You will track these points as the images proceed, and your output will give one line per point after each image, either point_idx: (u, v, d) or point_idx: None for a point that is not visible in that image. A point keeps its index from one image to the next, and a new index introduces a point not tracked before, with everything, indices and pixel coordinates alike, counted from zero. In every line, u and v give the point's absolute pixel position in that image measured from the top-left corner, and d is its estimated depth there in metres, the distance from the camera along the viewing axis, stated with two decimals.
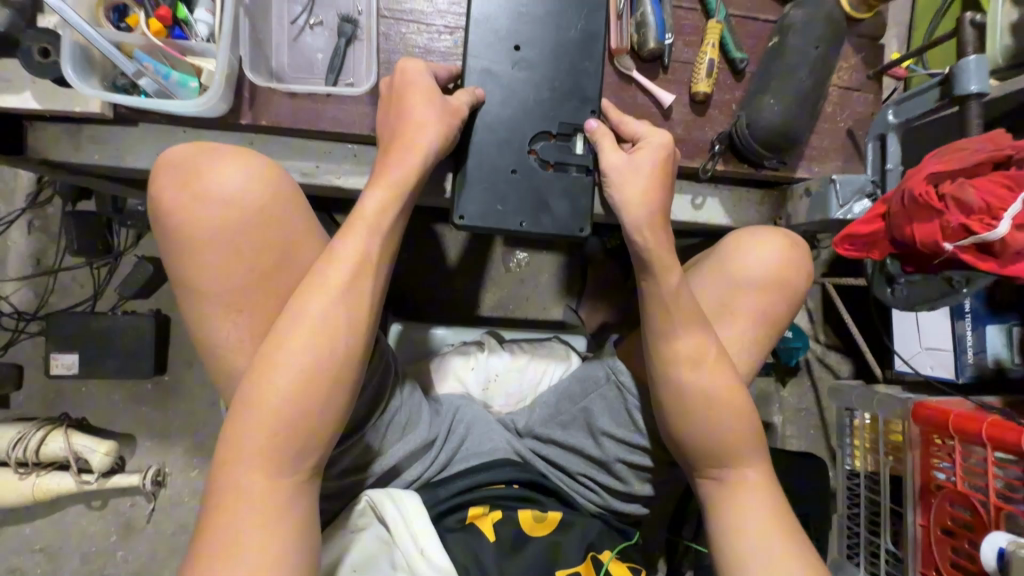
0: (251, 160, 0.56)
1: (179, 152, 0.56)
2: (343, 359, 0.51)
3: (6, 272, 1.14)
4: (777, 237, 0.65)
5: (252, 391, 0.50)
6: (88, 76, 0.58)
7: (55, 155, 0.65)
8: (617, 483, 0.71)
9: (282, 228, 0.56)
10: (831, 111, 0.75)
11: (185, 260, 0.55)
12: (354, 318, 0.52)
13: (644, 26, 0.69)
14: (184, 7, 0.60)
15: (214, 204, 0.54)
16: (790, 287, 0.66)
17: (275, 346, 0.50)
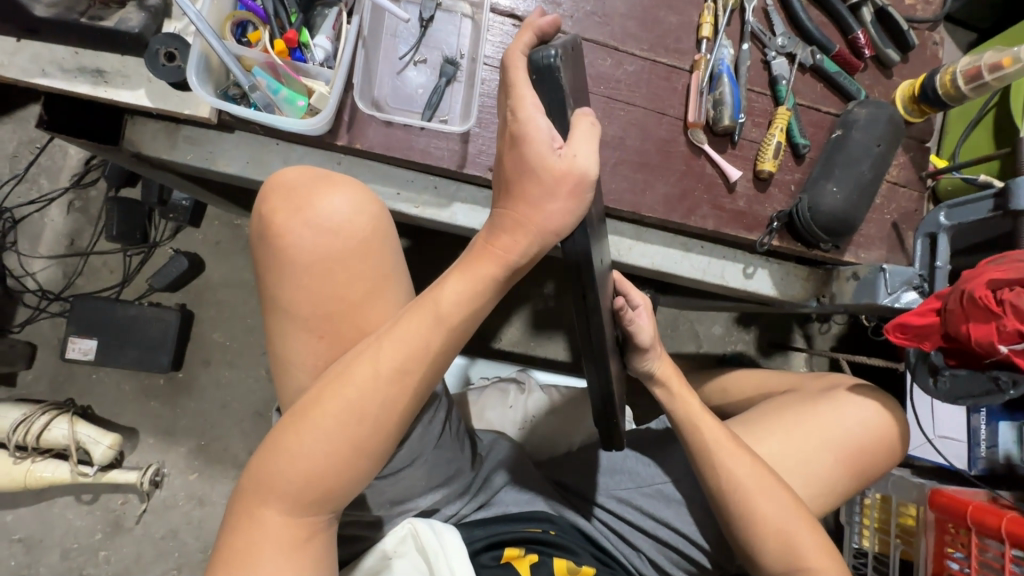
0: (364, 194, 0.55)
1: (295, 174, 0.55)
2: (377, 432, 0.48)
3: (37, 249, 1.13)
4: (877, 402, 0.75)
5: (301, 423, 0.48)
6: (205, 83, 0.60)
7: (149, 151, 0.66)
8: (664, 559, 0.73)
9: (374, 268, 0.54)
10: (879, 204, 0.81)
11: (280, 277, 0.53)
12: (397, 398, 0.48)
13: (721, 103, 0.74)
14: (308, 32, 0.63)
15: (321, 230, 0.53)
16: (889, 446, 0.74)
17: (321, 397, 0.48)
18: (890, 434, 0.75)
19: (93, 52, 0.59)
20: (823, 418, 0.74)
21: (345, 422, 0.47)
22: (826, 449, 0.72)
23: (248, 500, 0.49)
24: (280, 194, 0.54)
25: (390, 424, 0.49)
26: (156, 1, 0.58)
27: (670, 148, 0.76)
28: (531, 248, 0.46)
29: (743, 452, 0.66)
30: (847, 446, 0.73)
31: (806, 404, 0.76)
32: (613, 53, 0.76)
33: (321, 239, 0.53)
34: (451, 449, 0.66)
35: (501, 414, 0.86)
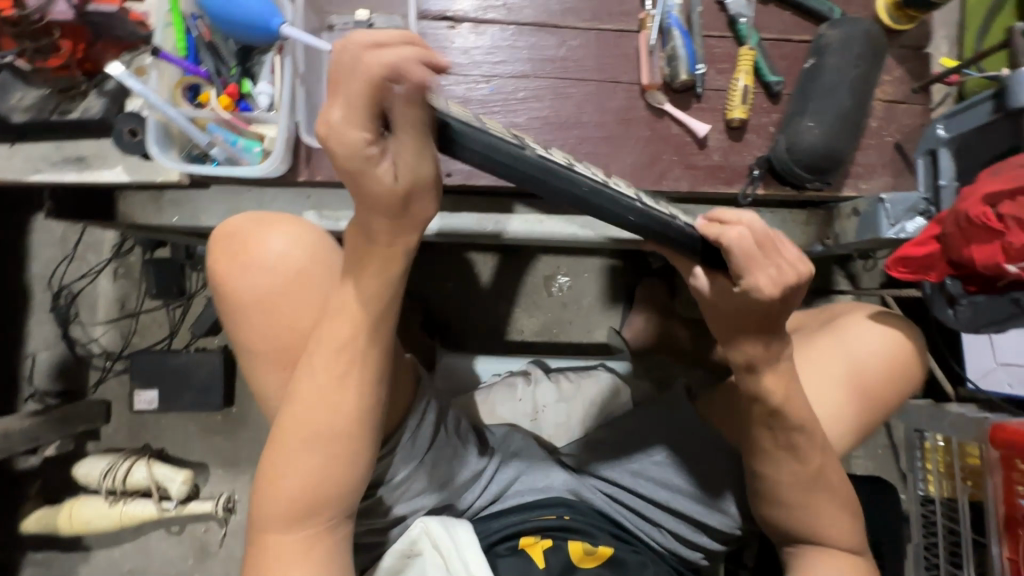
0: (295, 226, 0.59)
1: (236, 223, 0.60)
2: (338, 438, 0.52)
3: (96, 316, 1.26)
4: (887, 328, 0.70)
5: (280, 444, 0.53)
6: (168, 149, 0.65)
7: (143, 219, 0.72)
8: (684, 528, 0.72)
9: (314, 291, 0.57)
10: (875, 127, 0.74)
11: (237, 324, 0.58)
12: (345, 399, 0.52)
13: (675, 59, 0.71)
14: (249, 82, 0.67)
15: (260, 271, 0.57)
16: (904, 375, 0.69)
17: (287, 420, 0.53)
18: (903, 361, 0.70)
19: (73, 142, 0.65)
20: (830, 357, 0.69)
21: (315, 434, 0.52)
22: (836, 389, 0.67)
23: (256, 521, 0.54)
24: (223, 247, 0.59)
25: (347, 427, 0.52)
26: (113, 85, 0.64)
27: (630, 114, 0.73)
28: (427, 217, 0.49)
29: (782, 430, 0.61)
30: (858, 383, 0.68)
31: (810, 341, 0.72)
32: (555, 29, 0.73)
33: (261, 279, 0.57)
34: (449, 446, 0.68)
35: (512, 407, 0.85)
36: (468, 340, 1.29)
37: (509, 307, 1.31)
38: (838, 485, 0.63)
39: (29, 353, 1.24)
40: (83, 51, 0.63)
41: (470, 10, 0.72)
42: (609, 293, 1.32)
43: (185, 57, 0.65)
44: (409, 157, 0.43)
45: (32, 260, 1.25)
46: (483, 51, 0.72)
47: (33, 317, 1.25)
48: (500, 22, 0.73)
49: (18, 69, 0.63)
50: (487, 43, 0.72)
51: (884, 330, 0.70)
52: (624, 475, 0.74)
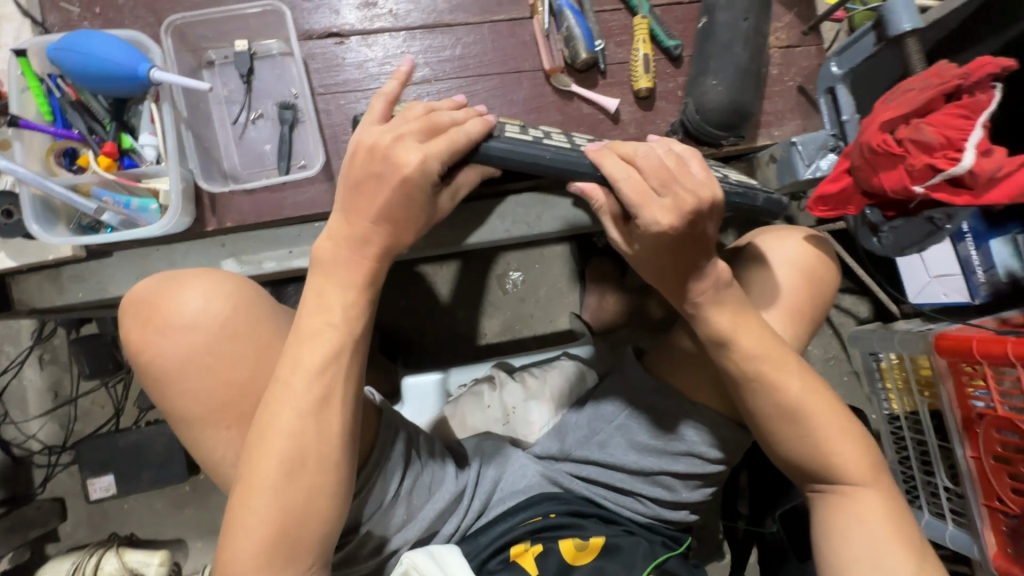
0: (212, 276, 0.56)
1: (143, 286, 0.56)
2: (315, 469, 0.50)
3: (29, 411, 1.17)
4: (793, 237, 0.69)
5: (246, 490, 0.49)
6: (54, 225, 0.61)
7: (41, 302, 0.66)
8: (665, 492, 0.73)
9: (247, 338, 0.55)
10: (777, 74, 0.75)
11: (168, 392, 0.54)
12: (320, 429, 0.51)
13: (572, 39, 0.69)
14: (129, 136, 0.62)
15: (180, 330, 0.53)
16: (822, 280, 0.68)
17: (250, 469, 0.50)
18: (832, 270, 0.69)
19: None
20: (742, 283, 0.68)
21: (287, 470, 0.50)
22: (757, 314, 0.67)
23: None
24: (134, 314, 0.55)
25: (322, 457, 0.50)
26: None
27: (539, 103, 0.72)
28: (409, 206, 0.54)
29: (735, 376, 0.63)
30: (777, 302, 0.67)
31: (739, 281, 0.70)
32: (447, 28, 0.71)
33: (184, 338, 0.53)
34: (425, 471, 0.67)
35: (483, 417, 0.84)
36: (432, 354, 1.26)
37: (466, 313, 1.28)
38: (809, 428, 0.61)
39: None
40: None
41: (356, 23, 0.69)
42: (563, 280, 1.32)
43: (53, 122, 0.60)
44: (441, 153, 0.54)
45: None
46: (377, 62, 0.69)
47: None
48: (390, 30, 0.70)
49: None
50: (379, 54, 0.70)
51: (808, 246, 0.69)
52: (604, 459, 0.73)
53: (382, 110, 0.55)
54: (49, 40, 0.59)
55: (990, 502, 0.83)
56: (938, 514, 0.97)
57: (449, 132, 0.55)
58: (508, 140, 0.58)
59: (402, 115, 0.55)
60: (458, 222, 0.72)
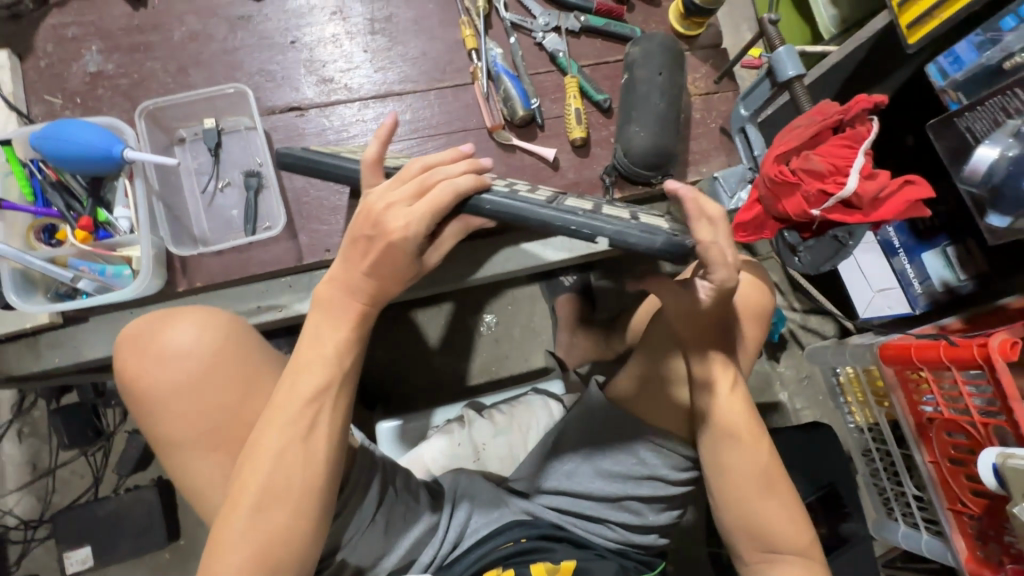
0: (201, 313, 0.63)
1: (138, 324, 0.62)
2: (297, 490, 0.54)
3: (6, 485, 1.16)
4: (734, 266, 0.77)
5: (230, 511, 0.53)
6: (31, 294, 0.65)
7: (19, 369, 0.70)
8: (632, 516, 0.76)
9: (235, 369, 0.61)
10: (700, 118, 0.83)
11: (161, 418, 0.59)
12: (311, 453, 0.55)
13: (509, 99, 0.78)
14: (105, 210, 0.67)
15: (173, 361, 0.59)
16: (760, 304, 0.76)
17: (241, 491, 0.54)
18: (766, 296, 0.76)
19: None
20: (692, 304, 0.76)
21: (271, 492, 0.54)
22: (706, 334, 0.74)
23: None
24: (129, 349, 0.60)
25: (311, 481, 0.55)
26: None
27: (485, 156, 0.79)
28: (403, 265, 0.59)
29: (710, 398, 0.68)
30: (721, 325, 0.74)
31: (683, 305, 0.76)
32: (398, 97, 0.79)
33: (176, 368, 0.59)
34: (400, 505, 0.71)
35: (453, 455, 0.86)
36: (410, 401, 1.28)
37: (443, 357, 1.32)
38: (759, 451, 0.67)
39: None
40: None
41: (315, 97, 0.77)
42: (535, 320, 1.36)
43: (35, 200, 0.66)
44: (422, 215, 0.57)
45: None
46: (335, 130, 0.77)
47: None
48: (345, 102, 0.78)
49: None
50: (337, 123, 0.77)
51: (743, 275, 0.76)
52: (571, 487, 0.76)
53: (374, 172, 0.61)
54: (31, 130, 0.65)
55: (954, 506, 0.85)
56: (913, 524, 0.99)
57: (434, 191, 0.57)
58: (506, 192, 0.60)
59: (398, 175, 0.59)
60: None
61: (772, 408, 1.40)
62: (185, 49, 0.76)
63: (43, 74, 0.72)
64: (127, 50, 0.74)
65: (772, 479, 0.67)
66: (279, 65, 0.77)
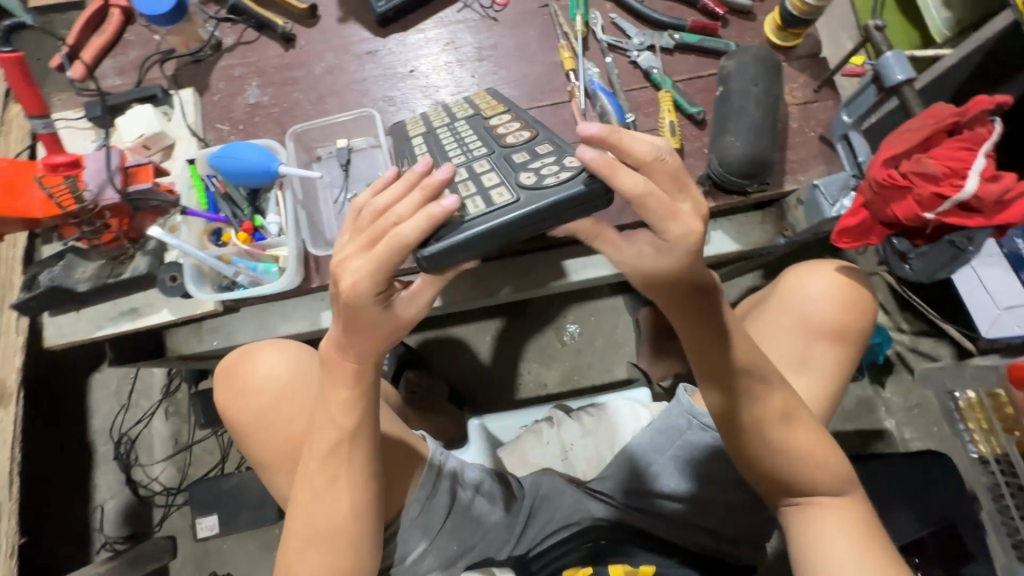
0: (274, 347, 0.72)
1: (231, 357, 0.74)
2: (340, 530, 0.60)
3: (154, 456, 1.35)
4: (826, 269, 0.77)
5: (292, 542, 0.62)
6: (202, 285, 0.77)
7: (186, 347, 0.83)
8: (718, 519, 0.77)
9: (298, 401, 0.70)
10: (797, 127, 0.83)
11: (250, 442, 0.70)
12: (337, 505, 0.60)
13: (605, 114, 0.82)
14: (260, 216, 0.80)
15: (254, 394, 0.70)
16: (856, 305, 0.76)
17: (293, 532, 0.62)
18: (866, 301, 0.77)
19: (125, 296, 0.78)
20: (782, 306, 0.77)
21: (320, 529, 0.60)
22: (803, 340, 0.75)
23: None
24: (225, 380, 0.72)
25: (346, 527, 0.60)
26: (153, 244, 0.77)
27: None
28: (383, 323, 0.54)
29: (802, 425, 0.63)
30: (816, 326, 0.75)
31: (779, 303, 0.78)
32: None
33: (257, 400, 0.70)
34: (474, 508, 0.74)
35: (542, 453, 0.90)
36: (495, 404, 1.34)
37: (527, 363, 1.37)
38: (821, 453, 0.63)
39: (97, 505, 1.30)
40: (127, 224, 0.76)
41: None
42: (618, 331, 1.38)
43: (207, 207, 0.80)
44: (370, 274, 0.50)
45: (92, 415, 1.35)
46: None
47: (97, 469, 1.32)
48: None
49: (80, 250, 0.76)
50: None
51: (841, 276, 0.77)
52: (660, 488, 0.78)
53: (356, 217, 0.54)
54: (210, 151, 0.79)
55: None
56: None
57: (381, 245, 0.50)
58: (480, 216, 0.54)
59: (357, 223, 0.52)
60: (515, 273, 0.85)
61: (876, 435, 1.30)
62: (324, 81, 0.88)
63: (216, 105, 0.87)
64: (280, 84, 0.88)
65: (790, 444, 0.62)
66: (399, 91, 0.88)
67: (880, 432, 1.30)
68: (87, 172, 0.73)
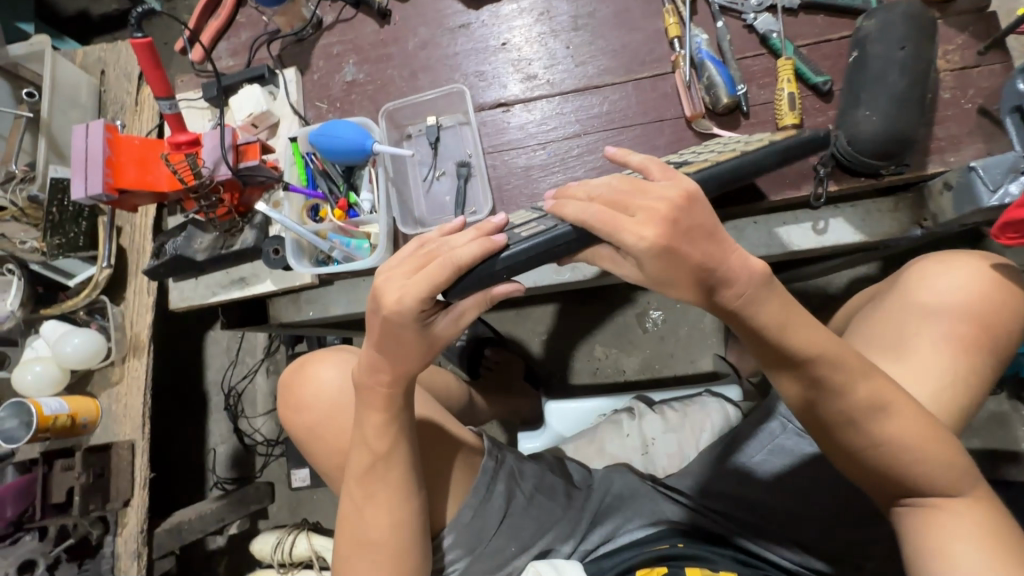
0: (324, 358, 0.76)
1: (288, 371, 0.78)
2: (383, 541, 0.64)
3: (257, 409, 1.48)
4: (962, 265, 0.66)
5: (345, 549, 0.67)
6: (301, 258, 0.81)
7: (286, 316, 0.89)
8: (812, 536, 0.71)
9: (345, 415, 0.72)
10: (950, 97, 0.71)
11: (307, 450, 0.75)
12: (376, 522, 0.64)
13: (713, 86, 0.75)
14: (354, 193, 0.82)
15: (303, 409, 0.74)
16: (999, 308, 0.64)
17: (343, 545, 0.67)
18: (1012, 308, 0.64)
19: (236, 267, 0.83)
20: (905, 303, 0.67)
21: (370, 537, 0.65)
22: (930, 343, 0.64)
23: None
24: (284, 391, 0.76)
25: (389, 541, 0.64)
26: (260, 218, 0.82)
27: (680, 146, 0.78)
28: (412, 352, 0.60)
29: (912, 411, 0.55)
30: (950, 328, 0.64)
31: (896, 301, 0.68)
32: (597, 89, 0.82)
33: (307, 414, 0.74)
34: (537, 504, 0.74)
35: (622, 445, 0.86)
36: (571, 387, 1.32)
37: (604, 348, 1.33)
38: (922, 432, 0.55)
39: (210, 447, 1.46)
40: (237, 198, 0.81)
41: (520, 93, 0.84)
42: (706, 321, 1.30)
43: (307, 183, 0.83)
44: (418, 292, 0.55)
45: (208, 368, 1.50)
46: (535, 122, 0.82)
47: (210, 416, 1.48)
48: (547, 96, 0.83)
49: (198, 222, 0.83)
50: (538, 116, 0.82)
51: (983, 275, 0.65)
52: (740, 492, 0.74)
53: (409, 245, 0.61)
54: (311, 128, 0.81)
55: None
56: None
57: (434, 263, 0.55)
58: (526, 240, 0.56)
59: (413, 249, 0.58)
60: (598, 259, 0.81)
61: (1010, 457, 1.13)
62: (417, 56, 0.88)
63: (316, 83, 0.90)
64: (376, 60, 0.89)
65: (881, 417, 0.55)
66: (491, 65, 0.85)
67: (1015, 454, 1.13)
68: (205, 150, 0.79)
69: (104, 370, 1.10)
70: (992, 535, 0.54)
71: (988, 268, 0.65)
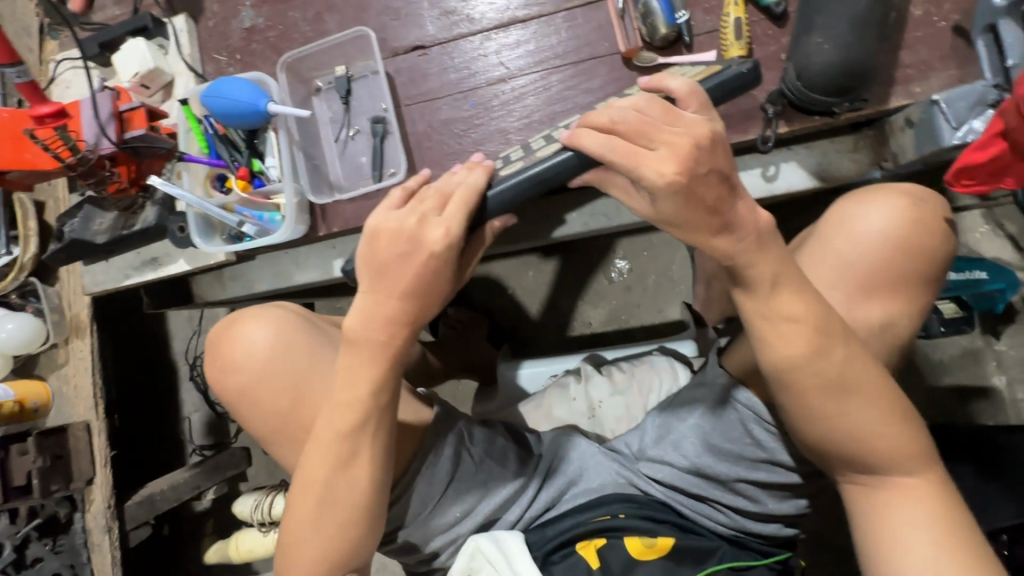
0: (262, 312, 0.68)
1: (217, 327, 0.70)
2: (346, 499, 0.61)
3: None
4: (891, 203, 0.59)
5: (300, 513, 0.62)
6: (210, 236, 0.74)
7: (211, 295, 0.84)
8: (748, 502, 0.69)
9: (292, 367, 0.66)
10: (922, 15, 0.61)
11: (239, 413, 0.68)
12: (356, 481, 0.60)
13: (649, 15, 0.65)
14: (258, 160, 0.74)
15: (241, 365, 0.66)
16: (921, 248, 0.58)
17: (297, 506, 0.62)
18: (938, 247, 0.59)
19: (146, 246, 0.78)
20: (823, 249, 0.60)
21: (340, 495, 0.60)
22: (847, 296, 0.59)
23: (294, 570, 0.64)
24: (214, 349, 0.68)
25: (359, 497, 0.61)
26: (161, 193, 0.75)
27: (617, 87, 0.69)
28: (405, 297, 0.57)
29: (857, 370, 0.53)
30: (865, 276, 0.58)
31: (809, 249, 0.62)
32: (522, 24, 0.71)
33: (246, 371, 0.66)
34: (482, 472, 0.71)
35: (569, 409, 0.84)
36: (536, 342, 1.29)
37: (570, 301, 1.29)
38: (866, 385, 0.53)
39: (185, 416, 1.47)
40: (133, 171, 0.74)
41: (436, 33, 0.73)
42: (673, 269, 1.25)
43: (209, 152, 0.76)
44: (458, 220, 0.55)
45: (172, 338, 1.48)
46: (450, 67, 0.73)
47: (181, 386, 1.48)
48: (468, 34, 0.73)
49: (95, 201, 0.76)
50: (458, 60, 0.73)
51: (907, 213, 0.58)
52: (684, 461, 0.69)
53: (398, 198, 0.58)
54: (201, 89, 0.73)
55: None
56: None
57: (460, 195, 0.56)
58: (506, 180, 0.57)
59: (416, 197, 0.57)
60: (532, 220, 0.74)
61: (978, 393, 1.11)
62: None
63: (212, 32, 0.79)
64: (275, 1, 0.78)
65: (834, 390, 0.52)
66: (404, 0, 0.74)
67: (984, 389, 1.11)
68: (83, 123, 0.72)
69: (49, 352, 1.07)
70: (938, 516, 0.53)
71: (911, 208, 0.58)
